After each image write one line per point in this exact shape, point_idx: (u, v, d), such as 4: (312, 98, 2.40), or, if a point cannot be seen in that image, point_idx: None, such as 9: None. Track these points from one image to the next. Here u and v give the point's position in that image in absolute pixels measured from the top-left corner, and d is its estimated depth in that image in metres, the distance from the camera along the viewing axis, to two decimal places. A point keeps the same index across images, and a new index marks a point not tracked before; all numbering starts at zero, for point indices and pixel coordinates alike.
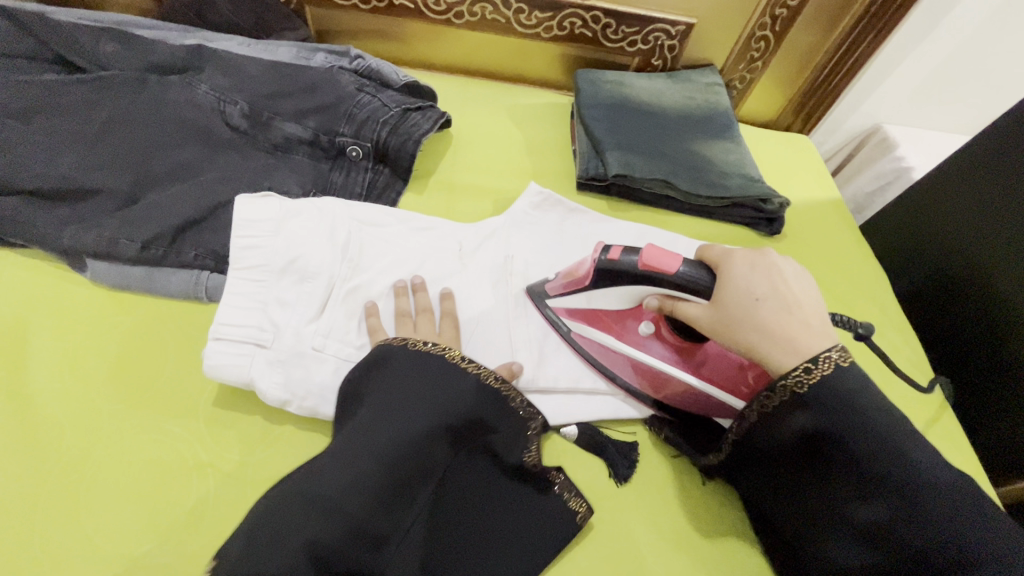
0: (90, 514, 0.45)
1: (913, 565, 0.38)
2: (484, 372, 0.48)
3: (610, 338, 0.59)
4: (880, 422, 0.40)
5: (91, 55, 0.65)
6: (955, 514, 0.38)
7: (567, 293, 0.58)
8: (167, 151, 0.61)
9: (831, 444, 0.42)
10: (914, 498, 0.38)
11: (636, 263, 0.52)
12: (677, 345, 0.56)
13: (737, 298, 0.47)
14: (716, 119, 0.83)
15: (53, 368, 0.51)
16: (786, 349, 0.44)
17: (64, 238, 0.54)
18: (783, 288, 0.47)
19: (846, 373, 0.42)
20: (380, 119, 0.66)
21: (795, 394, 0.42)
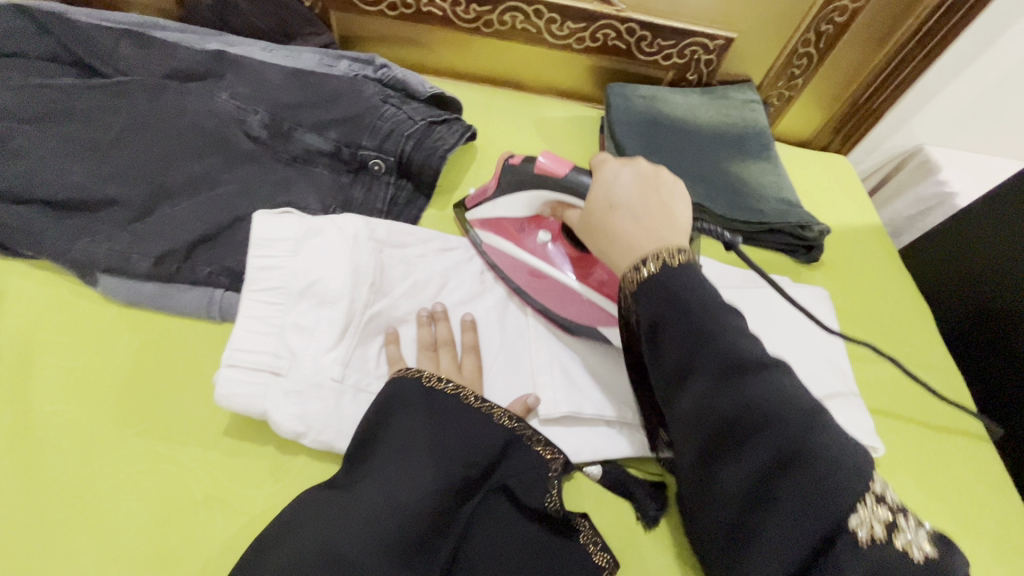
0: (94, 548, 0.43)
1: (733, 453, 0.37)
2: (499, 412, 0.47)
3: (511, 245, 0.62)
4: (700, 315, 0.40)
5: (110, 59, 0.63)
6: (770, 398, 0.36)
7: (480, 203, 0.62)
8: (184, 161, 0.59)
9: (692, 382, 0.39)
10: (730, 384, 0.37)
11: (531, 167, 0.55)
12: (574, 254, 0.60)
13: (602, 207, 0.50)
14: (754, 138, 0.79)
15: (59, 389, 0.49)
16: (625, 247, 0.46)
17: (75, 252, 0.52)
18: (652, 197, 0.48)
19: (677, 280, 0.42)
20: (404, 133, 0.64)
21: (631, 288, 0.44)
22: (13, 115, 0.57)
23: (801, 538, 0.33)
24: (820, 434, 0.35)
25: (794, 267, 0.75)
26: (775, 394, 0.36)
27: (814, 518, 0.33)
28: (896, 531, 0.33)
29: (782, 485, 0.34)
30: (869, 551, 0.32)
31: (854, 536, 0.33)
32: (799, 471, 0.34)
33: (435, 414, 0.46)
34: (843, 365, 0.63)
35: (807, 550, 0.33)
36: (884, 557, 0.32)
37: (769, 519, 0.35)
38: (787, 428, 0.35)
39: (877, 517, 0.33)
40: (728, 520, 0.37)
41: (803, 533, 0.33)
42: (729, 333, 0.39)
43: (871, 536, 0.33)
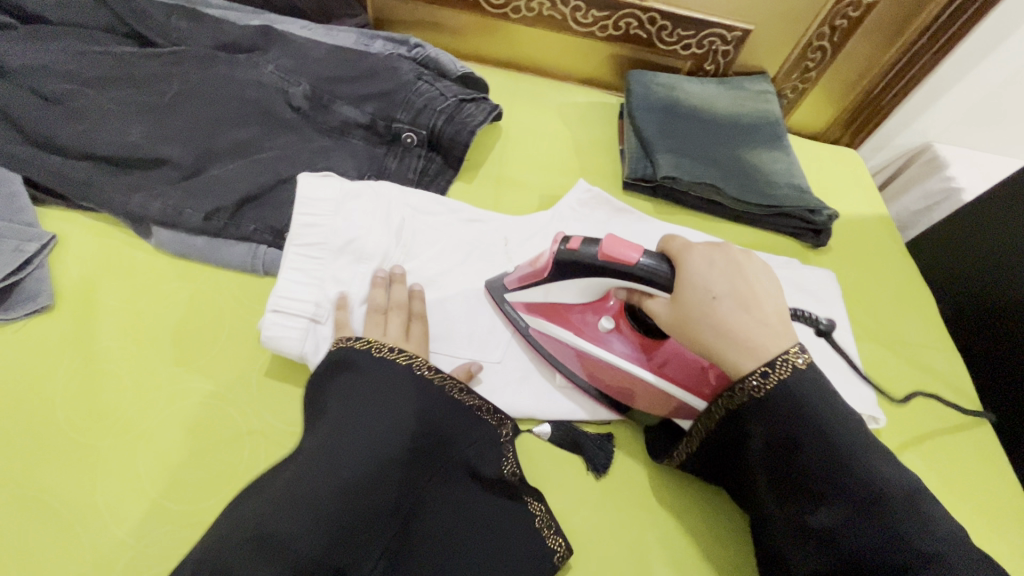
0: (149, 472, 0.47)
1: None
2: (448, 382, 0.49)
3: (569, 334, 0.57)
4: (837, 437, 0.41)
5: (163, 31, 0.67)
6: (912, 524, 0.39)
7: (526, 290, 0.56)
8: (232, 127, 0.63)
9: (809, 476, 0.42)
10: (863, 511, 0.40)
11: (595, 248, 0.49)
12: (638, 340, 0.55)
13: (697, 301, 0.46)
14: (767, 127, 0.82)
15: (116, 330, 0.53)
16: (747, 348, 0.44)
17: (132, 205, 0.57)
18: (753, 296, 0.46)
19: (801, 373, 0.42)
20: (437, 108, 0.67)
21: (756, 392, 0.43)
22: (76, 80, 0.62)
23: None
24: (962, 557, 0.38)
25: (802, 251, 0.78)
26: (889, 484, 0.40)
27: None
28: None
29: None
30: None
31: None
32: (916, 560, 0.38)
33: (384, 383, 0.47)
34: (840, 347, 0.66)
35: None
36: None
37: None
38: (901, 515, 0.39)
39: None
40: None
41: None
42: (866, 455, 0.41)
43: None
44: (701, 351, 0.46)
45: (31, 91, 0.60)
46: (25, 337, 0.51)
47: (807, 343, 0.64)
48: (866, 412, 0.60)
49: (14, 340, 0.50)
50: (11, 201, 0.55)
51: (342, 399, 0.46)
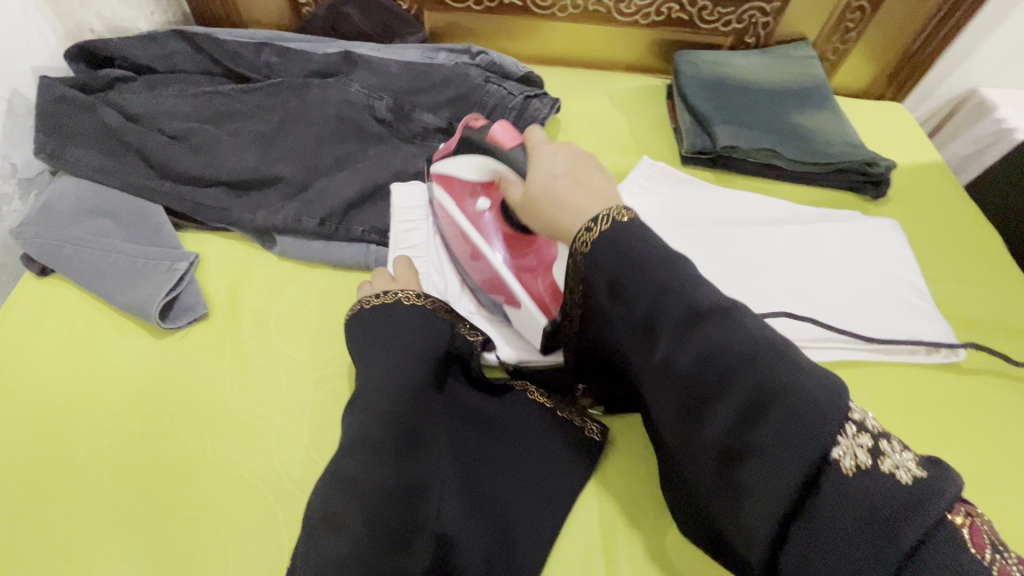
0: (315, 447, 0.53)
1: (714, 404, 0.38)
2: (434, 305, 0.54)
3: (456, 210, 0.62)
4: (669, 275, 0.40)
5: (257, 67, 0.75)
6: (736, 339, 0.37)
7: (442, 160, 0.63)
8: (331, 143, 0.70)
9: (664, 337, 0.40)
10: (697, 335, 0.39)
11: (485, 135, 0.57)
12: (504, 232, 0.59)
13: (542, 181, 0.50)
14: (814, 90, 0.85)
15: (264, 326, 0.60)
16: (575, 212, 0.46)
17: (259, 220, 0.64)
18: (586, 173, 0.49)
19: (622, 224, 0.43)
20: (507, 106, 0.73)
21: (583, 249, 0.44)
22: (193, 118, 0.70)
23: (778, 484, 0.35)
24: (792, 367, 0.36)
25: (863, 202, 0.81)
26: (741, 334, 0.38)
27: (792, 450, 0.34)
28: (879, 456, 0.34)
29: (761, 428, 0.36)
30: (856, 477, 0.34)
31: (840, 468, 0.34)
32: (771, 413, 0.35)
33: (385, 316, 0.52)
34: (923, 286, 0.70)
35: (788, 494, 0.35)
36: (866, 480, 0.33)
37: (749, 474, 0.36)
38: (760, 366, 0.36)
39: (858, 444, 0.34)
40: (720, 472, 0.39)
41: (779, 482, 0.35)
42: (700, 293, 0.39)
43: (855, 465, 0.34)
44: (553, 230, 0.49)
45: (159, 132, 0.68)
46: (191, 338, 0.59)
47: (888, 285, 0.69)
48: (950, 342, 0.65)
49: (179, 346, 0.58)
50: (159, 228, 0.64)
51: (379, 342, 0.51)
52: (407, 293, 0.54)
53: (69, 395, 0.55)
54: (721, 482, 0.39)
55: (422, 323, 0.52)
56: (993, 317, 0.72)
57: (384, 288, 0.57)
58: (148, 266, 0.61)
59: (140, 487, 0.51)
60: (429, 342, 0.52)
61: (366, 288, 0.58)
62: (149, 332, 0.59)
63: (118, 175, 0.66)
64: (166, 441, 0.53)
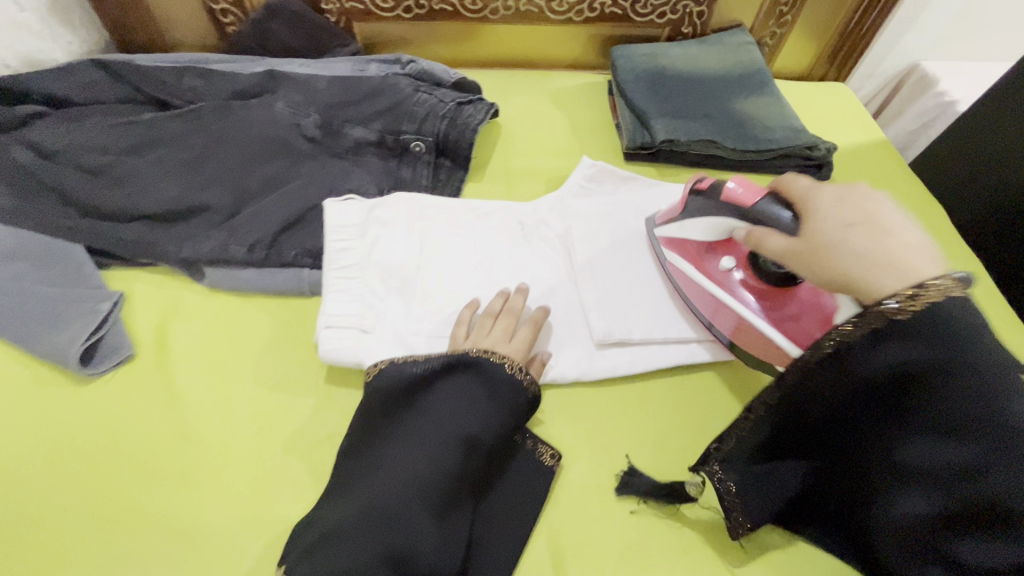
0: (266, 480, 0.52)
1: (977, 528, 0.35)
2: (507, 364, 0.54)
3: (693, 269, 0.62)
4: (982, 361, 0.36)
5: (178, 92, 0.73)
6: (1016, 448, 0.34)
7: (668, 223, 0.64)
8: (259, 166, 0.68)
9: (954, 445, 0.36)
10: (990, 450, 0.34)
11: (720, 188, 0.59)
12: (761, 288, 0.59)
13: (835, 231, 0.47)
14: (753, 77, 0.85)
15: (194, 361, 0.58)
16: (896, 272, 0.42)
17: (184, 252, 0.62)
18: (892, 220, 0.46)
19: (953, 300, 0.37)
20: (439, 115, 0.72)
21: (889, 317, 0.38)
22: (112, 150, 0.67)
23: None
24: None
25: None
26: (1017, 438, 0.34)
27: None
28: None
29: None
30: None
31: None
32: None
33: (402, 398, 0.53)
34: None
35: None
36: None
37: None
38: None
39: None
40: None
41: None
42: (964, 376, 0.36)
43: None
44: (844, 283, 0.45)
45: (76, 168, 0.66)
46: (141, 378, 0.57)
47: None
48: None
49: (114, 389, 0.56)
50: (80, 268, 0.61)
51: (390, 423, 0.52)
52: (480, 350, 0.55)
53: (9, 452, 0.53)
54: None
55: (439, 402, 0.52)
56: None
57: (496, 345, 0.56)
58: (67, 308, 0.58)
59: (71, 540, 0.49)
60: (444, 416, 0.51)
61: (484, 330, 0.58)
62: (72, 379, 0.56)
63: (34, 216, 0.63)
64: (126, 485, 0.52)
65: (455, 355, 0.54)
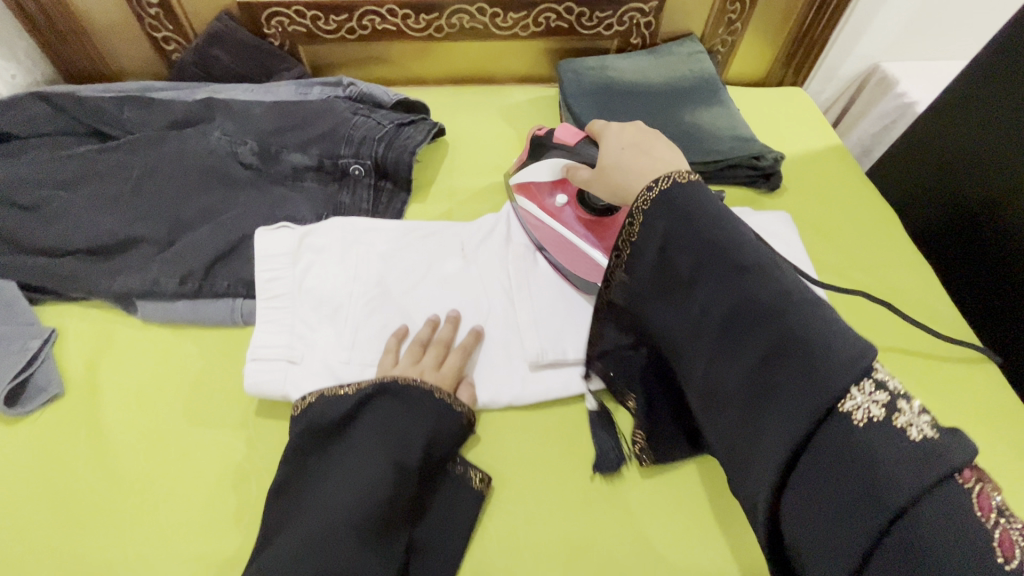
0: (191, 517, 0.52)
1: (733, 354, 0.40)
2: (437, 390, 0.54)
3: (536, 209, 0.69)
4: (713, 226, 0.42)
5: (117, 123, 0.73)
6: (759, 288, 0.39)
7: (518, 171, 0.71)
8: (195, 196, 0.68)
9: (705, 289, 0.42)
10: (730, 287, 0.40)
11: (548, 137, 0.65)
12: (588, 219, 0.66)
13: (612, 157, 0.55)
14: (702, 86, 0.84)
15: (124, 396, 0.58)
16: (640, 177, 0.49)
17: (115, 286, 0.62)
18: (651, 144, 0.53)
19: (684, 184, 0.44)
20: (376, 137, 0.72)
21: (638, 209, 0.45)
22: (48, 184, 0.67)
23: (785, 432, 0.37)
24: (787, 303, 0.38)
25: (757, 196, 0.80)
26: (773, 290, 0.39)
27: (805, 395, 0.36)
28: (895, 412, 0.34)
29: (782, 373, 0.37)
30: (868, 429, 0.34)
31: (851, 418, 0.35)
32: (790, 359, 0.37)
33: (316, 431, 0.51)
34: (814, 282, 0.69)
35: (791, 443, 0.36)
36: (879, 432, 0.34)
37: (761, 423, 0.38)
38: (781, 320, 0.38)
39: (874, 400, 0.34)
40: (732, 420, 0.41)
41: (785, 429, 0.37)
42: (717, 235, 0.42)
43: (869, 418, 0.34)
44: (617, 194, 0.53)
45: (10, 203, 0.66)
46: (82, 421, 0.56)
47: None
48: None
49: (43, 428, 0.56)
50: (10, 307, 0.61)
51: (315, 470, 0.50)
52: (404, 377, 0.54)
53: None
54: (731, 426, 0.41)
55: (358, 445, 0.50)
56: (889, 304, 0.70)
57: (425, 372, 0.56)
58: None
59: None
60: (367, 455, 0.49)
61: (412, 359, 0.57)
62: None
63: None
64: (72, 531, 0.51)
65: (379, 382, 0.53)
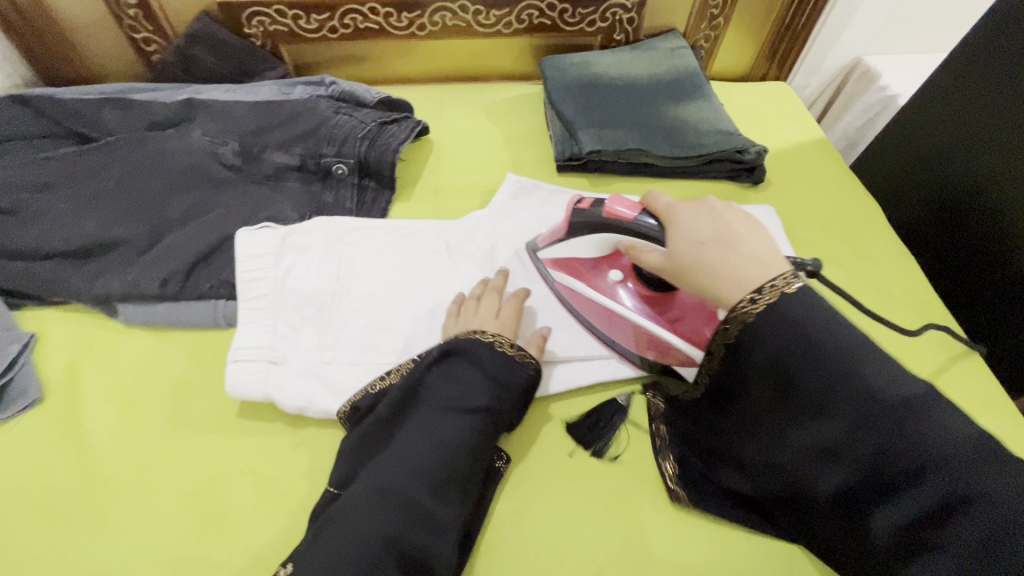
0: (173, 520, 0.51)
1: (837, 473, 0.40)
2: (500, 342, 0.53)
3: (582, 285, 0.62)
4: (820, 341, 0.41)
5: (96, 125, 0.72)
6: (879, 413, 0.38)
7: (554, 244, 0.63)
8: (176, 197, 0.67)
9: (807, 405, 0.41)
10: (843, 408, 0.40)
11: (599, 212, 0.57)
12: (647, 296, 0.60)
13: (689, 250, 0.48)
14: (686, 81, 0.84)
15: (105, 399, 0.57)
16: (735, 281, 0.44)
17: (95, 289, 0.61)
18: (737, 232, 0.47)
19: (792, 297, 0.42)
20: (358, 136, 0.71)
21: (744, 320, 0.43)
22: (26, 187, 0.66)
23: (883, 541, 0.39)
24: (915, 420, 0.38)
25: (742, 190, 0.80)
26: (895, 406, 0.38)
27: (929, 499, 0.37)
28: (1018, 538, 0.35)
29: (909, 493, 0.38)
30: (988, 553, 0.35)
31: (967, 532, 0.36)
32: (906, 470, 0.38)
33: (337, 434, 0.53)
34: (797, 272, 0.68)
35: (898, 552, 0.39)
36: (986, 559, 0.35)
37: (860, 534, 0.41)
38: (896, 444, 0.38)
39: (994, 529, 0.35)
40: (848, 529, 0.42)
41: (886, 536, 0.39)
42: (813, 344, 0.41)
43: (990, 537, 0.35)
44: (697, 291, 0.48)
45: None
46: (70, 431, 0.55)
47: None
48: None
49: (23, 433, 0.55)
50: None
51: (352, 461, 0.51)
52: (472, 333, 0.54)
53: None
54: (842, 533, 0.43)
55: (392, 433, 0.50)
56: (874, 294, 0.71)
57: (485, 324, 0.56)
58: None
59: None
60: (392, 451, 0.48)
61: (470, 317, 0.58)
62: None
63: None
64: (48, 537, 0.50)
65: (448, 342, 0.53)
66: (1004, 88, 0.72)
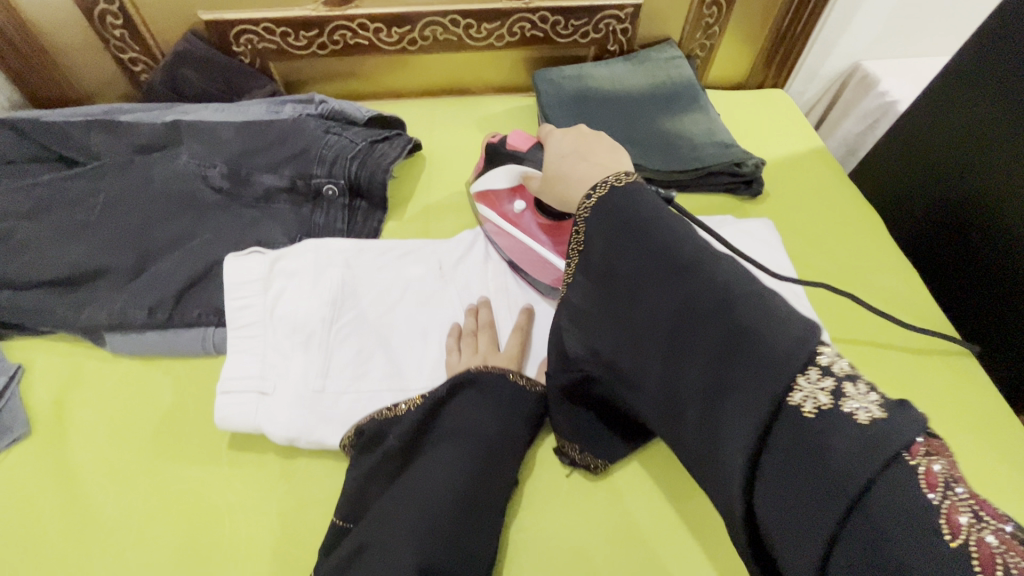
0: (160, 559, 0.50)
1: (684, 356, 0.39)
2: (511, 373, 0.54)
3: (494, 215, 0.69)
4: (653, 229, 0.42)
5: (83, 148, 0.71)
6: (706, 283, 0.38)
7: (476, 178, 0.70)
8: (164, 222, 0.66)
9: (648, 290, 0.42)
10: (674, 283, 0.40)
11: (502, 145, 0.65)
12: (546, 224, 0.65)
13: (555, 163, 0.55)
14: (681, 92, 0.83)
15: (90, 432, 0.56)
16: (578, 186, 0.51)
17: (82, 318, 0.60)
18: (591, 146, 0.53)
19: (621, 189, 0.45)
20: (349, 156, 0.70)
21: (582, 216, 0.46)
22: (11, 214, 0.65)
23: (737, 433, 0.34)
24: (733, 292, 0.37)
25: (739, 202, 0.78)
26: (710, 278, 0.38)
27: (759, 375, 0.34)
28: (844, 399, 0.32)
29: (732, 368, 0.35)
30: (816, 420, 0.32)
31: (802, 410, 0.32)
32: (739, 344, 0.35)
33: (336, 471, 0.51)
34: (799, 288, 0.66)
35: (749, 444, 0.34)
36: (828, 424, 0.31)
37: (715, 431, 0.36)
38: (720, 310, 0.37)
39: (821, 389, 0.32)
40: (699, 437, 0.38)
41: (737, 429, 0.34)
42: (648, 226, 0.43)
43: (818, 407, 0.32)
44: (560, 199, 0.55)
45: None
46: (55, 465, 0.54)
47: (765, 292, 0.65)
48: None
49: (9, 470, 0.54)
50: None
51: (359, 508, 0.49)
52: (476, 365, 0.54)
53: None
54: (698, 446, 0.39)
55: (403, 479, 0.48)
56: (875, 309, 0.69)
57: (489, 357, 0.57)
58: None
59: None
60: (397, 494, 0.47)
61: (472, 351, 0.58)
62: None
63: None
64: None
65: (455, 378, 0.53)
66: (1004, 95, 0.71)
